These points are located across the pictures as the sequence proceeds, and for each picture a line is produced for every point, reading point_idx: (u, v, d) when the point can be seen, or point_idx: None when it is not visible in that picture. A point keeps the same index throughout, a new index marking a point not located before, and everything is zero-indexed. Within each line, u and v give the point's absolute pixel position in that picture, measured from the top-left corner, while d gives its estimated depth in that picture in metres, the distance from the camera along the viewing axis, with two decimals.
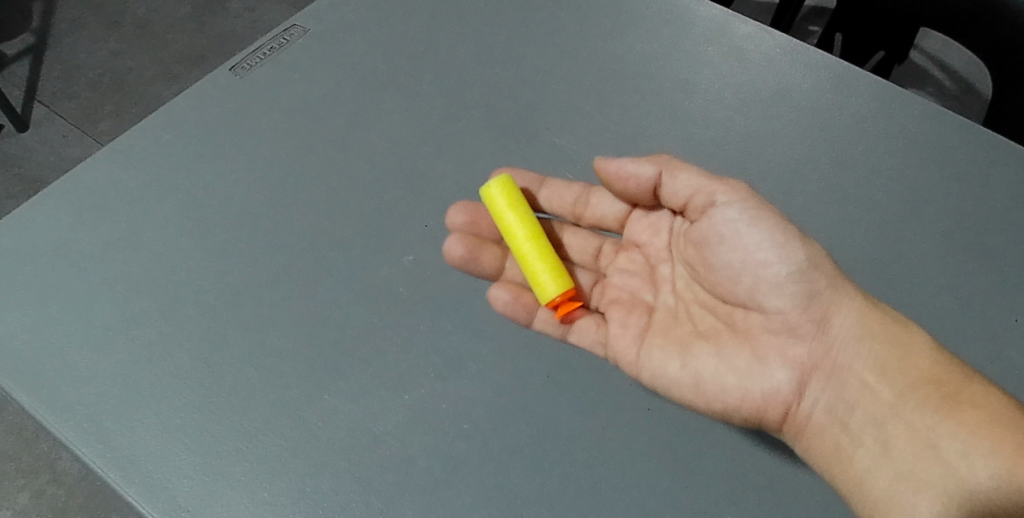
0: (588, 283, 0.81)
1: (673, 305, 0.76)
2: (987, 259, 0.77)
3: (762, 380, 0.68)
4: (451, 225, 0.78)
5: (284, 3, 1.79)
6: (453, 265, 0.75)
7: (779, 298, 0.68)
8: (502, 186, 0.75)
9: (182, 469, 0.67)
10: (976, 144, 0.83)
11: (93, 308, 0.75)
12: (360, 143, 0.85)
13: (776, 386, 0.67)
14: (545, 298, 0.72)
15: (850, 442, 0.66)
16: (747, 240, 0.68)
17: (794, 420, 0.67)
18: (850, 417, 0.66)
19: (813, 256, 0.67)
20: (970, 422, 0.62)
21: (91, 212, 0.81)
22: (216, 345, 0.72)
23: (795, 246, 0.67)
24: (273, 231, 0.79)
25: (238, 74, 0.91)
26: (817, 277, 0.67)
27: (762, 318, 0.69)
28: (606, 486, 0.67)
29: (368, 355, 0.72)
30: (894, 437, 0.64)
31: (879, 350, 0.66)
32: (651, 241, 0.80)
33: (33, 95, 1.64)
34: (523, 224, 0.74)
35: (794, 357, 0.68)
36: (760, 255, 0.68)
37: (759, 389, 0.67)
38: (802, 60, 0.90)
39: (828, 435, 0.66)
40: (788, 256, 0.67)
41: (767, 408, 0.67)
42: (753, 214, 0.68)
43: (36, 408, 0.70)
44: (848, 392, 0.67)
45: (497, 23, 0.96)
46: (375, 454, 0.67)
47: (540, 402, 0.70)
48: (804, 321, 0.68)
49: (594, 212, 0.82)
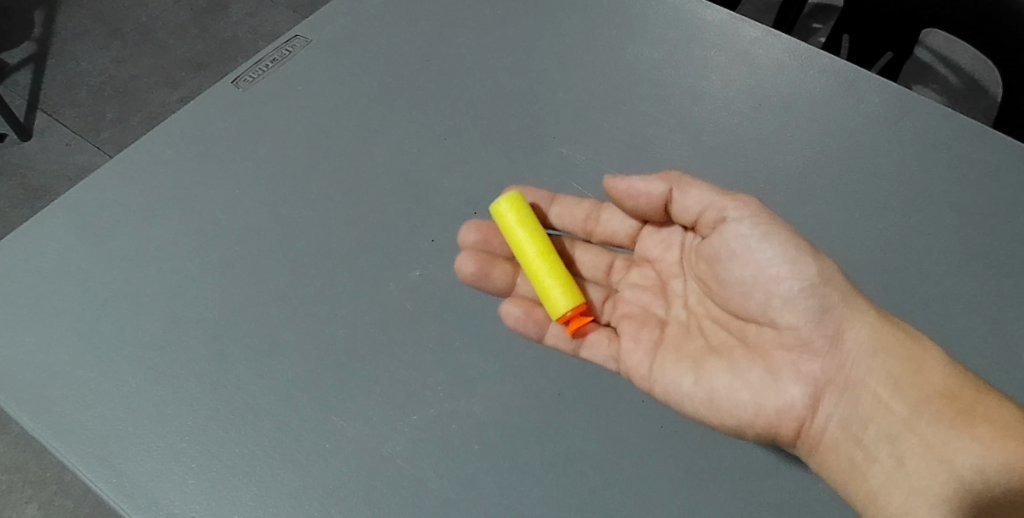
0: (599, 298, 0.81)
1: (686, 319, 0.75)
2: (1001, 267, 0.76)
3: (776, 396, 0.67)
4: (463, 242, 0.77)
5: (285, 8, 1.79)
6: (464, 281, 0.75)
7: (793, 313, 0.67)
8: (513, 202, 0.74)
9: (189, 495, 0.66)
10: (988, 149, 0.82)
11: (96, 328, 0.74)
12: (364, 156, 0.85)
13: (791, 402, 0.67)
14: (556, 313, 0.72)
15: (864, 456, 0.65)
16: (758, 256, 0.67)
17: (809, 435, 0.67)
18: (865, 433, 0.65)
19: (824, 271, 0.66)
20: (984, 438, 0.61)
21: (94, 231, 0.80)
22: (222, 365, 0.72)
23: (806, 261, 0.66)
24: (278, 247, 0.78)
25: (240, 87, 0.90)
26: (830, 292, 0.66)
27: (775, 334, 0.68)
28: (618, 506, 0.66)
29: (376, 374, 0.71)
30: (908, 451, 0.63)
31: (892, 365, 0.65)
32: (663, 257, 0.79)
33: (35, 103, 1.63)
34: (534, 240, 0.74)
35: (808, 372, 0.67)
36: (772, 270, 0.67)
37: (773, 404, 0.67)
38: (811, 65, 0.89)
39: (842, 449, 0.66)
40: (800, 271, 0.66)
41: (781, 424, 0.66)
42: (765, 229, 0.67)
43: (40, 432, 0.69)
44: (862, 406, 0.66)
45: (501, 31, 0.95)
46: (384, 475, 0.67)
47: (551, 421, 0.69)
48: (817, 336, 0.67)
49: (605, 228, 0.81)
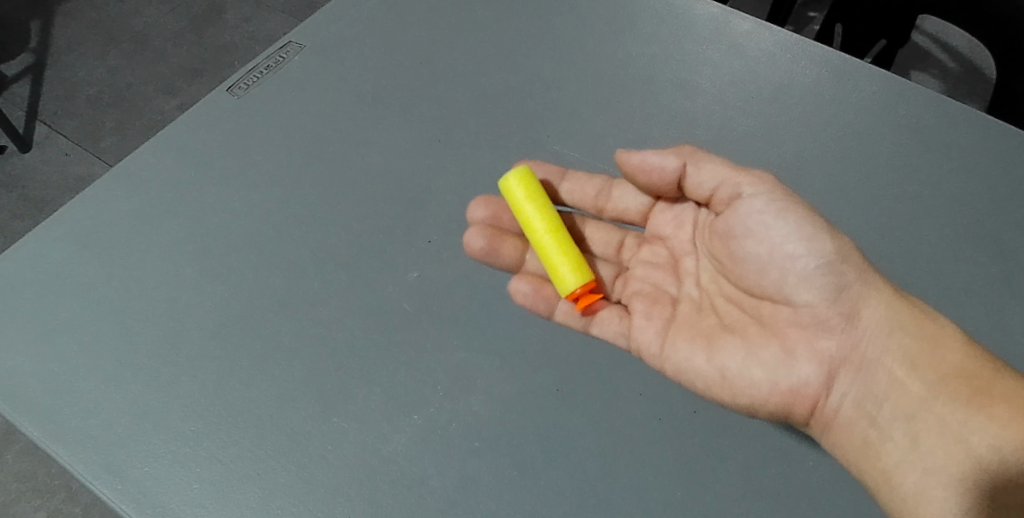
0: (610, 275, 0.82)
1: (698, 297, 0.76)
2: (995, 252, 0.76)
3: (790, 373, 0.67)
4: (472, 219, 0.79)
5: (282, 13, 1.80)
6: (474, 257, 0.77)
7: (809, 291, 0.67)
8: (520, 178, 0.74)
9: (194, 498, 0.67)
10: (982, 136, 0.83)
11: (99, 338, 0.75)
12: (360, 159, 0.85)
13: (804, 379, 0.67)
14: (564, 289, 0.72)
15: (879, 436, 0.65)
16: (775, 233, 0.68)
17: (822, 413, 0.67)
18: (879, 412, 0.66)
19: (840, 248, 0.67)
20: (1002, 417, 0.62)
21: (94, 242, 0.81)
22: (224, 371, 0.72)
23: (822, 238, 0.67)
24: (276, 252, 0.79)
25: (235, 95, 0.91)
26: (846, 270, 0.66)
27: (790, 312, 0.69)
28: (619, 499, 0.66)
29: (376, 375, 0.72)
30: (924, 431, 0.64)
31: (908, 343, 0.66)
32: (676, 235, 0.79)
33: (34, 115, 1.64)
34: (542, 217, 0.74)
35: (822, 349, 0.68)
36: (788, 248, 0.67)
37: (787, 382, 0.67)
38: (802, 57, 0.89)
39: (855, 428, 0.66)
40: (816, 248, 0.67)
41: (794, 402, 0.67)
42: (780, 205, 0.68)
43: (47, 442, 0.70)
44: (877, 385, 0.66)
45: (494, 31, 0.95)
46: (386, 475, 0.67)
47: (550, 417, 0.70)
48: (833, 314, 0.67)
49: (616, 205, 0.82)
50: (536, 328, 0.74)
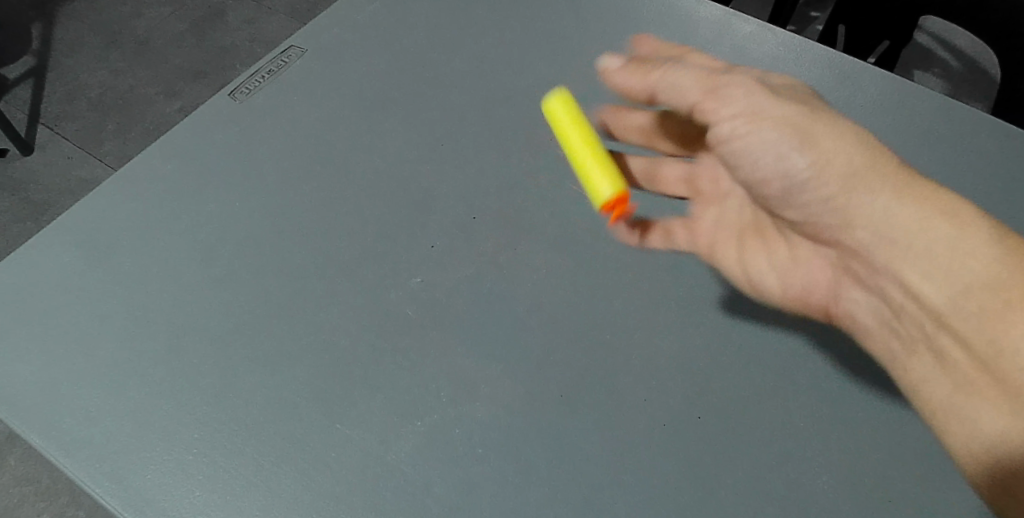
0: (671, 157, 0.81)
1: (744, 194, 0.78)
2: None
3: (801, 281, 0.73)
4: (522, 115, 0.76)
5: (284, 15, 1.82)
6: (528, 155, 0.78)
7: (805, 207, 0.66)
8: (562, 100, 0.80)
9: (198, 506, 0.66)
10: (985, 137, 0.83)
11: (101, 345, 0.74)
12: (363, 164, 0.85)
13: (816, 283, 0.72)
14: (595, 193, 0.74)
15: (909, 349, 0.65)
16: (751, 159, 0.64)
17: (838, 314, 0.72)
18: (901, 320, 0.66)
19: (827, 152, 0.61)
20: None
21: (97, 248, 0.81)
22: (227, 377, 0.72)
23: (800, 149, 0.61)
24: (279, 257, 0.79)
25: (237, 99, 0.91)
26: (831, 180, 0.62)
27: (799, 221, 0.69)
28: (625, 506, 0.65)
29: (379, 381, 0.71)
30: (947, 346, 0.62)
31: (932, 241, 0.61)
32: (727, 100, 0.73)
33: (36, 117, 1.65)
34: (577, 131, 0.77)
35: (835, 255, 0.70)
36: (768, 163, 0.63)
37: (796, 289, 0.74)
38: (805, 60, 0.89)
39: (881, 338, 0.68)
40: (795, 156, 0.61)
41: (808, 303, 0.73)
42: (745, 121, 0.61)
43: (50, 450, 0.69)
44: (896, 296, 0.65)
45: (496, 33, 0.95)
46: (390, 482, 0.66)
47: (553, 423, 0.69)
48: (832, 222, 0.65)
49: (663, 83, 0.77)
50: (539, 334, 0.74)
